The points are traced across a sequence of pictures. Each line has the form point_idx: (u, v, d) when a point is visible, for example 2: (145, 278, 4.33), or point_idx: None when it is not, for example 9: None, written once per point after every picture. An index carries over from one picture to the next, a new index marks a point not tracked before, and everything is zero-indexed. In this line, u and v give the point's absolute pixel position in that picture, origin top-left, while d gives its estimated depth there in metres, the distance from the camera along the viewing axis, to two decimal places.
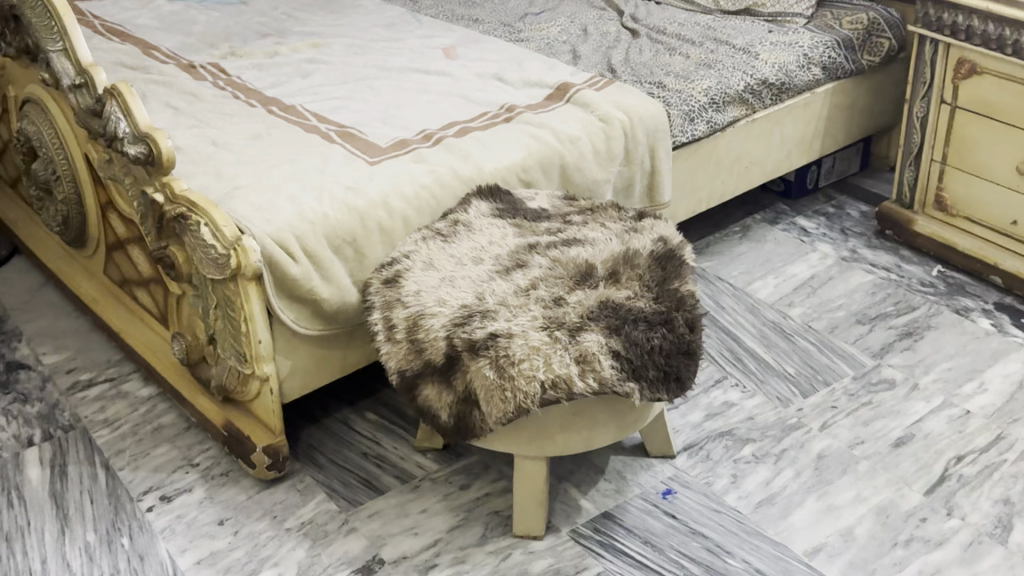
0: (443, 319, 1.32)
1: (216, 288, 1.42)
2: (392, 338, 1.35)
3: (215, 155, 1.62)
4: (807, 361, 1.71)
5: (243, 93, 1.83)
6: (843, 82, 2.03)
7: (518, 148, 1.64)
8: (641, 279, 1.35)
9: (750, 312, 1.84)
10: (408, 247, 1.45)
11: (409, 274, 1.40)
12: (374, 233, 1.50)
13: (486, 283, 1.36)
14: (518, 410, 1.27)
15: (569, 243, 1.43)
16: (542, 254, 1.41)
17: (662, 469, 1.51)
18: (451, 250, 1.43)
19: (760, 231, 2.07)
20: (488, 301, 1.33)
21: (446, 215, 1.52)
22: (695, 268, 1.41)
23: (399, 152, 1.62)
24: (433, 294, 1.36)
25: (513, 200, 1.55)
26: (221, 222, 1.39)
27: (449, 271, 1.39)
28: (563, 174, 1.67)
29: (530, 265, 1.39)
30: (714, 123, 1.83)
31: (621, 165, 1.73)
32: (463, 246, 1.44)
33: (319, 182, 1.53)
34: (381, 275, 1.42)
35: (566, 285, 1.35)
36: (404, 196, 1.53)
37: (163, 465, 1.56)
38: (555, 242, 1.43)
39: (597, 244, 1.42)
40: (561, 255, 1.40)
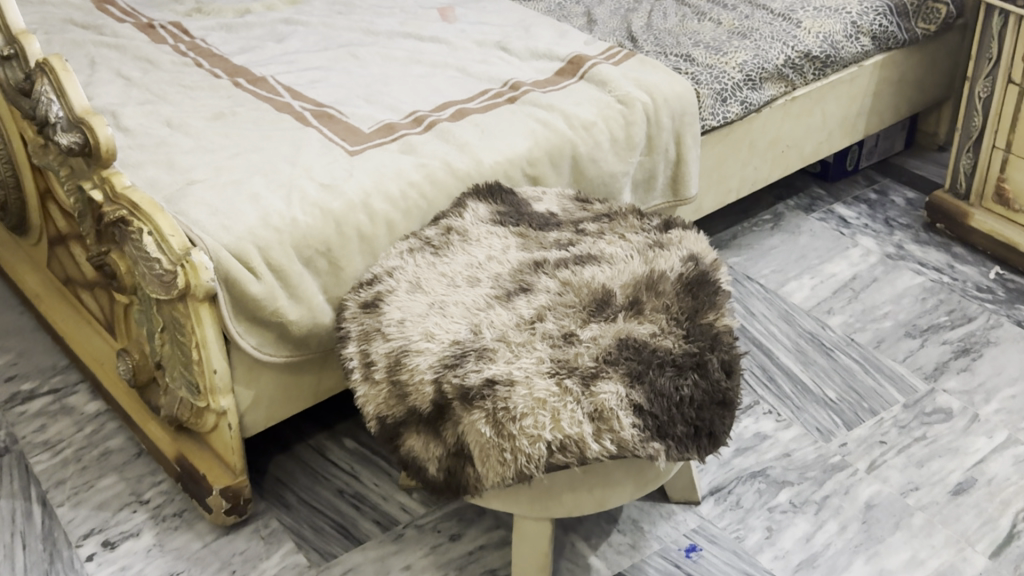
0: (429, 358, 1.10)
1: (163, 309, 1.20)
2: (369, 377, 1.13)
3: (169, 140, 1.39)
4: (851, 384, 1.50)
5: (208, 61, 1.59)
6: (894, 54, 1.78)
7: (523, 136, 1.40)
8: (668, 310, 1.13)
9: (783, 321, 1.62)
10: (392, 262, 1.22)
11: (391, 297, 1.17)
12: (352, 240, 1.27)
13: (483, 313, 1.14)
14: (518, 476, 1.05)
15: (582, 262, 1.20)
16: (549, 275, 1.19)
17: (684, 518, 1.30)
18: (443, 267, 1.21)
19: (793, 221, 1.85)
20: (485, 336, 1.11)
21: (437, 220, 1.29)
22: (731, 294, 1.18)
23: (384, 141, 1.39)
24: (419, 325, 1.13)
25: (516, 203, 1.32)
26: (167, 231, 1.17)
27: (439, 296, 1.17)
28: (575, 167, 1.44)
29: (536, 289, 1.17)
30: (750, 103, 1.59)
31: (641, 155, 1.50)
32: (457, 262, 1.22)
33: (287, 180, 1.30)
34: (358, 296, 1.20)
35: (577, 318, 1.13)
36: (387, 196, 1.30)
37: (108, 501, 1.36)
38: (565, 259, 1.21)
39: (616, 264, 1.20)
40: (572, 277, 1.18)
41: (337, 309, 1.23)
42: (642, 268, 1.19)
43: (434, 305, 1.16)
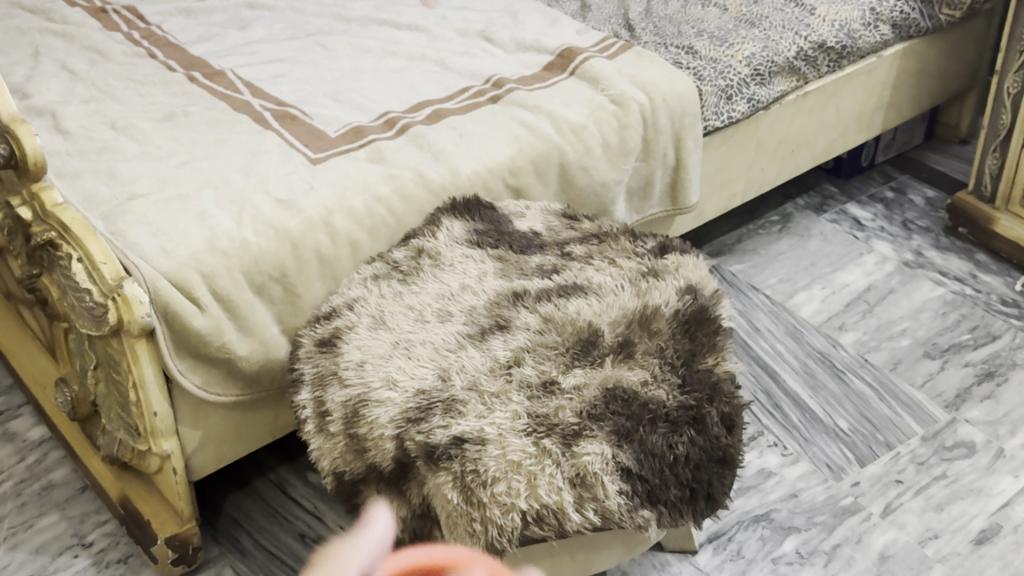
0: (390, 409, 0.97)
1: (96, 345, 1.07)
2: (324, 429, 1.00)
3: (113, 144, 1.25)
4: (864, 413, 1.37)
5: (164, 51, 1.46)
6: (915, 43, 1.63)
7: (505, 142, 1.26)
8: (663, 354, 1.00)
9: (790, 339, 1.49)
10: (354, 293, 1.09)
11: (350, 335, 1.04)
12: (310, 264, 1.14)
13: (452, 356, 1.01)
14: (489, 550, 0.92)
15: (567, 293, 1.07)
16: (528, 310, 1.05)
17: (679, 570, 1.18)
18: (411, 298, 1.08)
19: (803, 223, 1.71)
20: (453, 384, 0.98)
21: (407, 241, 1.16)
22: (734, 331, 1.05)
23: (351, 147, 1.25)
24: (381, 369, 1.00)
25: (496, 221, 1.18)
26: (98, 257, 1.03)
27: (404, 334, 1.04)
28: (563, 176, 1.30)
29: (514, 327, 1.04)
30: (757, 100, 1.44)
31: (637, 161, 1.36)
32: (426, 293, 1.08)
33: (240, 195, 1.17)
34: (314, 332, 1.07)
35: (559, 362, 1.00)
36: (352, 213, 1.17)
37: (48, 543, 1.23)
38: (548, 290, 1.08)
39: (605, 297, 1.06)
40: (554, 313, 1.04)
41: (292, 344, 1.10)
42: (634, 302, 1.05)
43: (398, 344, 1.02)
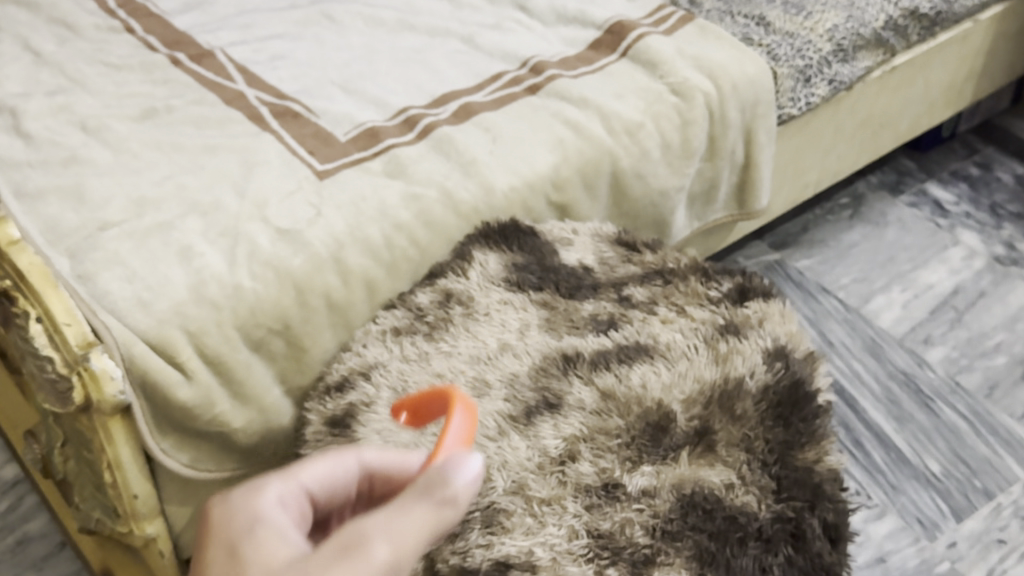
0: None
1: (63, 419, 0.88)
2: None
3: (82, 151, 1.05)
4: (958, 452, 1.20)
5: (143, 24, 1.25)
6: (1014, 2, 1.41)
7: (547, 148, 1.06)
8: (751, 448, 0.81)
9: (869, 356, 1.31)
10: (368, 357, 0.90)
11: (367, 414, 0.85)
12: (318, 313, 0.95)
13: (493, 450, 0.82)
14: None
15: (630, 359, 0.88)
16: (582, 382, 0.86)
17: None
18: (440, 362, 0.88)
19: (877, 206, 1.53)
20: (493, 488, 0.79)
21: (433, 279, 0.97)
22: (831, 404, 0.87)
23: (364, 156, 1.05)
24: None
25: (539, 253, 0.99)
26: (61, 317, 0.83)
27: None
28: (614, 186, 1.10)
29: (565, 405, 0.85)
30: (840, 81, 1.23)
31: (701, 161, 1.16)
32: (459, 357, 0.89)
33: (232, 223, 0.97)
34: (322, 405, 0.87)
35: (623, 458, 0.81)
36: (366, 246, 0.97)
37: None
38: (605, 354, 0.88)
39: (676, 364, 0.87)
40: (614, 387, 0.86)
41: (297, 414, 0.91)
42: (711, 373, 0.86)
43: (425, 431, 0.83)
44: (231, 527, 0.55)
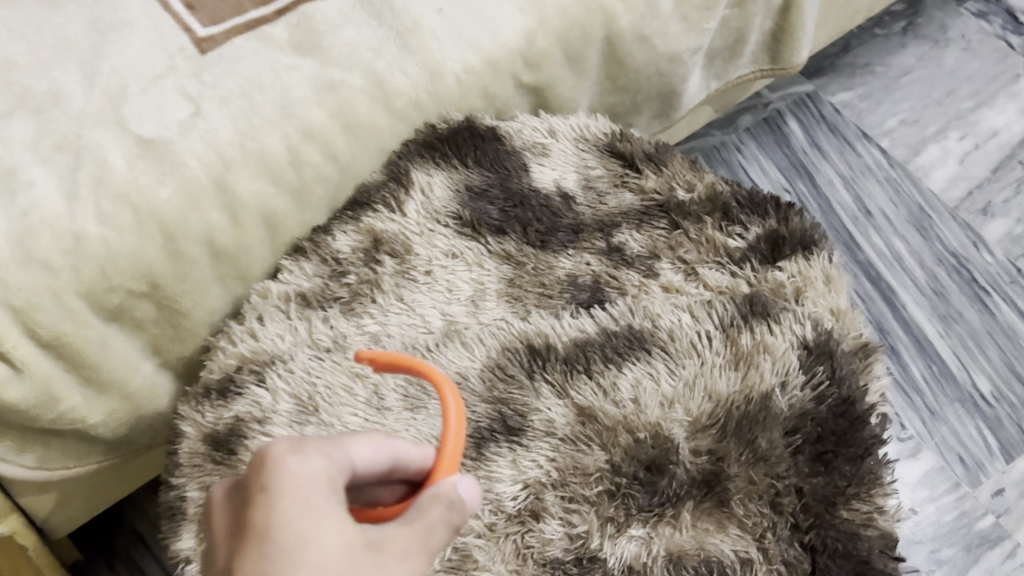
0: None
1: None
2: None
3: None
4: (1014, 367, 1.00)
5: None
6: None
7: (520, 5, 0.76)
8: (775, 508, 0.60)
9: (915, 232, 1.07)
10: (263, 346, 0.66)
11: (257, 441, 0.62)
12: (198, 264, 0.69)
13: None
14: None
15: (619, 358, 0.64)
16: (552, 395, 0.63)
17: None
18: (360, 361, 0.64)
19: (936, 18, 1.23)
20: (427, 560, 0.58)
21: (355, 213, 0.70)
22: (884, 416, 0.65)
23: (264, 14, 0.71)
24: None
25: (503, 169, 0.74)
26: None
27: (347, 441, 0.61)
28: (609, 57, 0.83)
29: (529, 432, 0.62)
30: None
31: (726, 7, 0.86)
32: (387, 347, 0.65)
33: (74, 130, 0.64)
34: (198, 413, 0.65)
35: (603, 518, 0.59)
36: (263, 166, 0.69)
37: None
38: (586, 349, 0.65)
39: (681, 369, 0.64)
40: (598, 405, 0.63)
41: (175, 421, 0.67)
42: (728, 385, 0.63)
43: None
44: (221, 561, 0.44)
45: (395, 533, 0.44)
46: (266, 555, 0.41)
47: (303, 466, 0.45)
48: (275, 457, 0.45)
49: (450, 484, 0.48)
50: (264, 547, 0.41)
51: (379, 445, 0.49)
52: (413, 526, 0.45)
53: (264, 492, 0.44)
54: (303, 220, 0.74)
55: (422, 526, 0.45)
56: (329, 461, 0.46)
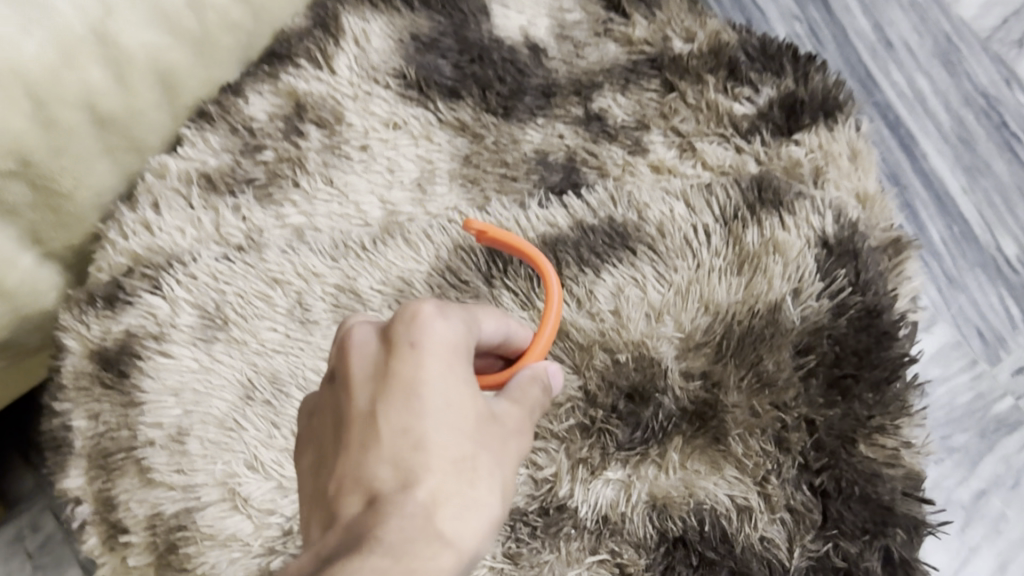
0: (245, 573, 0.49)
1: None
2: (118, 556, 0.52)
3: None
4: None
5: None
6: None
7: None
8: (781, 448, 0.50)
9: (941, 67, 0.79)
10: (162, 242, 0.55)
11: (156, 363, 0.51)
12: (81, 133, 0.52)
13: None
14: None
15: (597, 260, 0.54)
16: (515, 305, 0.51)
17: None
18: (279, 260, 0.53)
19: None
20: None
21: (274, 66, 0.59)
22: (915, 325, 0.54)
23: None
24: (211, 465, 0.50)
25: (457, 12, 0.62)
26: None
27: (265, 365, 0.51)
28: None
29: None
30: None
31: None
32: (312, 245, 0.54)
33: None
34: (81, 325, 0.53)
35: (574, 461, 0.50)
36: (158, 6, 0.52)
37: None
38: (557, 248, 0.54)
39: (671, 274, 0.53)
40: (571, 319, 0.52)
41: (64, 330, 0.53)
42: (727, 294, 0.52)
43: (249, 401, 0.51)
44: (343, 394, 0.35)
45: (516, 412, 0.38)
46: (422, 407, 0.32)
47: (449, 328, 0.35)
48: (425, 313, 0.35)
49: (545, 368, 0.42)
50: (417, 402, 0.32)
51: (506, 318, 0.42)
52: (521, 406, 0.39)
53: (415, 331, 0.34)
54: (210, 74, 0.58)
55: (529, 403, 0.39)
56: (465, 326, 0.37)
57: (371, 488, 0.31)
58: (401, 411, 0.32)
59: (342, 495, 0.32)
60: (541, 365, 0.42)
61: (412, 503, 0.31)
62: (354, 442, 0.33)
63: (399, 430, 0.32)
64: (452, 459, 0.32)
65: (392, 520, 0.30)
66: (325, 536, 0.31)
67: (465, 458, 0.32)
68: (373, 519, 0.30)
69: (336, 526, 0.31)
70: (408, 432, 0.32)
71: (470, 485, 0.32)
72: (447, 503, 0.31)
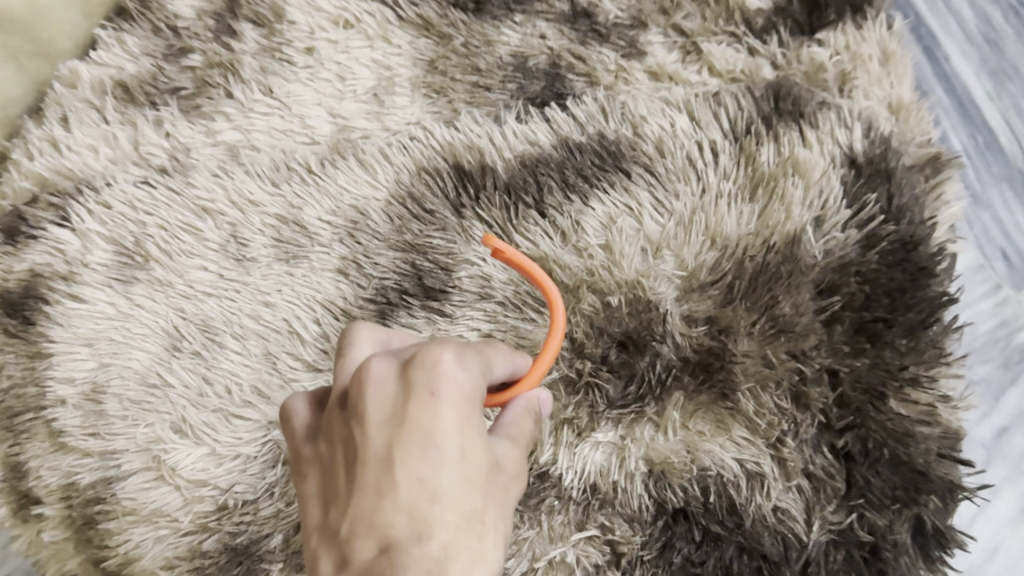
0: (175, 552, 0.42)
1: None
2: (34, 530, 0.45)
3: None
4: None
5: None
6: None
7: None
8: (801, 405, 0.42)
9: None
10: (70, 164, 0.48)
11: (67, 308, 0.44)
12: None
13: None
14: None
15: (585, 184, 0.46)
16: (489, 240, 0.44)
17: None
18: (210, 185, 0.46)
19: None
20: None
21: None
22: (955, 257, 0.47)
23: None
24: (132, 428, 0.43)
25: None
26: None
27: (194, 310, 0.44)
28: None
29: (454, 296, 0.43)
30: None
31: None
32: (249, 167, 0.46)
33: None
34: None
35: (557, 422, 0.43)
36: None
37: None
38: (538, 169, 0.46)
39: (672, 200, 0.45)
40: (553, 255, 0.44)
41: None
42: (737, 224, 0.44)
43: (176, 352, 0.43)
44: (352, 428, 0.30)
45: (516, 455, 0.32)
46: (440, 458, 0.28)
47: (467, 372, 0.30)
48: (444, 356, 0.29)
49: (536, 399, 0.36)
50: (433, 457, 0.28)
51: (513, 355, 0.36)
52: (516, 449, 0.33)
53: (437, 372, 0.29)
54: None
55: (523, 441, 0.34)
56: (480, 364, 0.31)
57: (382, 540, 0.27)
58: (416, 462, 0.28)
59: (352, 539, 0.28)
60: (532, 397, 0.36)
61: (425, 562, 0.27)
62: (364, 484, 0.28)
63: (413, 485, 0.28)
64: (467, 513, 0.28)
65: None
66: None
67: (477, 515, 0.28)
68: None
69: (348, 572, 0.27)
70: (424, 483, 0.28)
71: (480, 539, 0.28)
72: (459, 559, 0.27)
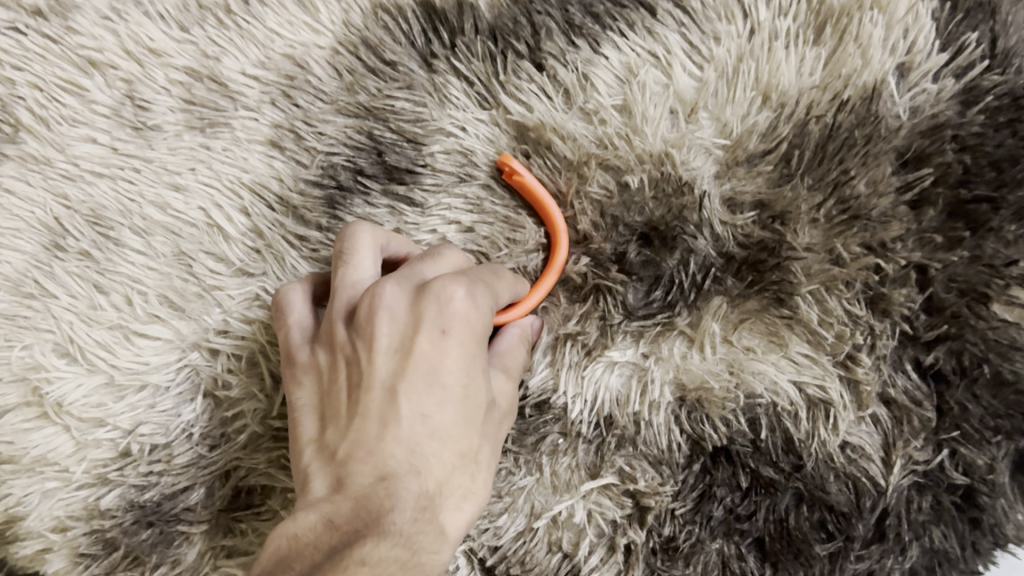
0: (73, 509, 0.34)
1: None
2: None
3: None
4: None
5: None
6: None
7: None
8: (879, 312, 0.31)
9: None
10: None
11: None
12: None
13: (238, 314, 0.34)
14: None
15: (596, 24, 0.34)
16: (470, 102, 0.35)
17: None
18: (97, 33, 0.35)
19: None
20: (235, 425, 0.34)
21: None
22: None
23: None
24: (6, 352, 0.33)
25: None
26: None
27: (79, 197, 0.34)
28: None
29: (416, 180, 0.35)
30: None
31: None
32: (147, 3, 0.35)
33: None
34: None
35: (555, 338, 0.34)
36: None
37: None
38: (531, 4, 0.35)
39: (711, 45, 0.33)
40: (552, 122, 0.34)
41: None
42: (798, 74, 0.32)
43: (58, 253, 0.34)
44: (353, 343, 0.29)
45: (511, 388, 0.31)
46: (444, 396, 0.27)
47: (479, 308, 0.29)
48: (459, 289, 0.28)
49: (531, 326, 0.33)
50: (439, 393, 0.27)
51: (517, 280, 0.32)
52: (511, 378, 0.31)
53: (449, 308, 0.28)
54: None
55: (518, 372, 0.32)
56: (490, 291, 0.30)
57: (379, 469, 0.26)
58: (422, 396, 0.27)
59: (348, 461, 0.27)
60: (527, 323, 0.33)
61: (418, 500, 0.26)
62: (366, 411, 0.27)
63: (414, 419, 0.27)
64: (464, 451, 0.28)
65: (404, 518, 0.26)
66: (326, 503, 0.26)
67: (472, 453, 0.28)
68: (383, 507, 0.26)
69: (342, 494, 0.26)
70: (428, 418, 0.27)
71: (471, 477, 0.28)
72: (450, 499, 0.27)
